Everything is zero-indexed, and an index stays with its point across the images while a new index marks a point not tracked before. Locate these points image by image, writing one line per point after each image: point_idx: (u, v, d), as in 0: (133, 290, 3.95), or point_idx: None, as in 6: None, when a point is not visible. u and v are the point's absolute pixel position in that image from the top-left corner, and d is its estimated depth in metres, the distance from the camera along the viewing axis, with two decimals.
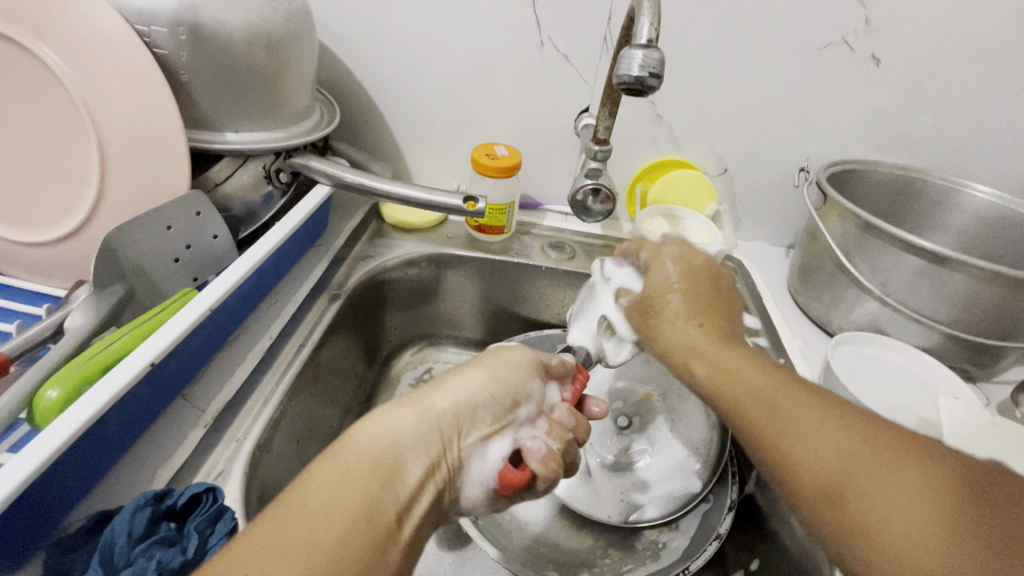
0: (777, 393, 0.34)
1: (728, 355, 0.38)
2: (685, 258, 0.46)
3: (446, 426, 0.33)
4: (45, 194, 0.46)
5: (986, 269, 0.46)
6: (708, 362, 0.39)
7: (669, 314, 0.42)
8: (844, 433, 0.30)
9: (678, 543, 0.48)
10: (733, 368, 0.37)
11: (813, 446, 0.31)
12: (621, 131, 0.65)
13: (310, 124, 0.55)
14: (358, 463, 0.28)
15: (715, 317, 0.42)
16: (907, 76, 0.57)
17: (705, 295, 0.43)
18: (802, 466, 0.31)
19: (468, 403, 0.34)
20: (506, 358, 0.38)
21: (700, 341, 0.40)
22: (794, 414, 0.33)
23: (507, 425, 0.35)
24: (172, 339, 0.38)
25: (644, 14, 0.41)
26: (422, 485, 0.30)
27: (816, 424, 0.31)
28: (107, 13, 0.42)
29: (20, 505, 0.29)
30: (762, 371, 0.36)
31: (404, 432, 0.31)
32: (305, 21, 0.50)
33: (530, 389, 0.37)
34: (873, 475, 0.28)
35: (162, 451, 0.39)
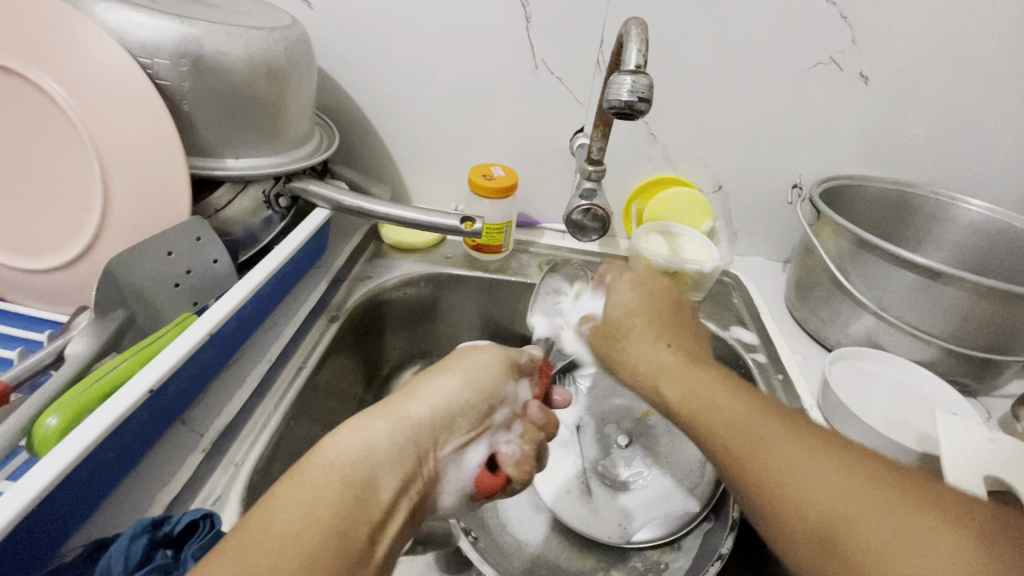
0: (752, 424, 0.35)
1: (708, 386, 0.39)
2: (641, 285, 0.48)
3: (423, 438, 0.33)
4: (49, 223, 0.47)
5: (979, 283, 0.46)
6: (681, 389, 0.40)
7: (630, 341, 0.45)
8: (822, 465, 0.31)
9: (680, 563, 0.49)
10: (715, 401, 0.37)
11: (798, 485, 0.31)
12: (616, 150, 0.66)
13: (310, 149, 0.57)
14: (328, 483, 0.28)
15: (674, 336, 0.44)
16: (896, 93, 0.58)
17: (655, 316, 0.46)
18: (797, 504, 0.30)
19: (445, 413, 0.35)
20: (477, 362, 0.39)
21: (670, 370, 0.41)
22: (772, 451, 0.33)
23: (483, 427, 0.37)
24: (172, 364, 0.38)
25: (632, 41, 0.42)
26: (397, 499, 0.30)
27: (804, 461, 0.31)
28: (111, 47, 0.43)
29: (18, 535, 0.30)
30: (733, 401, 0.37)
31: (376, 444, 0.31)
32: (304, 51, 0.52)
33: (504, 392, 0.39)
34: (866, 518, 0.28)
35: (160, 477, 0.39)
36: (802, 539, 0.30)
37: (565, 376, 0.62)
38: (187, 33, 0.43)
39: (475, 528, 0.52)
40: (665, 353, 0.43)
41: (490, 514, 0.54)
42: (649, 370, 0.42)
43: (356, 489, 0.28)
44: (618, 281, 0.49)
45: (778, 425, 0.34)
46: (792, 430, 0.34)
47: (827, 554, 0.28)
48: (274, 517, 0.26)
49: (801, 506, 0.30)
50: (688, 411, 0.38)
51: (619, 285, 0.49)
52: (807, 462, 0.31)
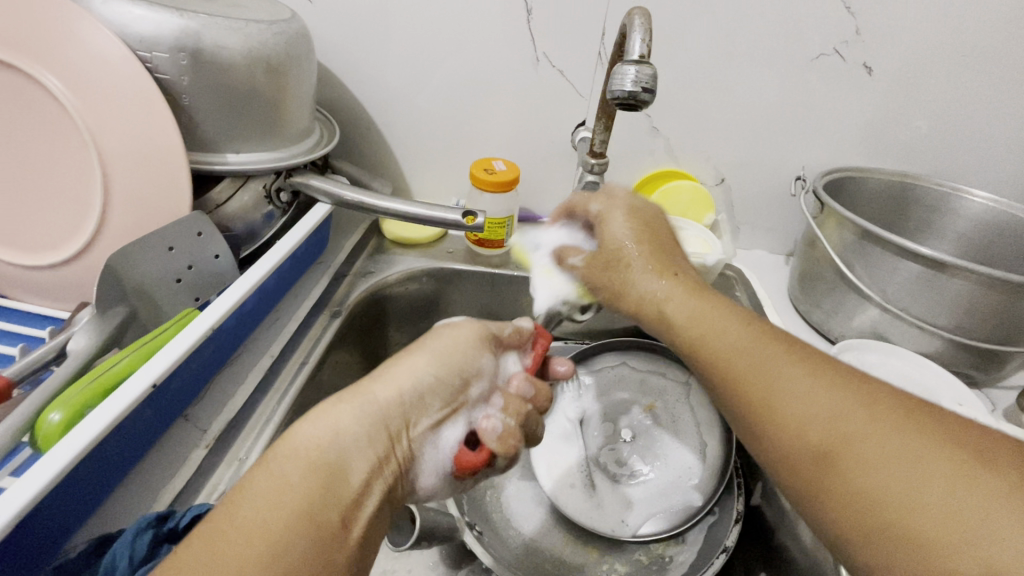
0: (749, 347, 0.36)
1: (708, 310, 0.40)
2: (633, 210, 0.48)
3: (393, 419, 0.33)
4: (48, 219, 0.47)
5: (985, 274, 0.46)
6: (687, 311, 0.41)
7: (629, 268, 0.45)
8: (825, 388, 0.32)
9: (685, 556, 0.49)
10: (714, 324, 0.39)
11: (797, 410, 0.32)
12: (618, 144, 0.66)
13: (310, 143, 0.56)
14: (296, 470, 0.28)
15: (673, 267, 0.44)
16: (899, 84, 0.58)
17: (654, 240, 0.46)
18: (800, 431, 0.31)
19: (413, 394, 0.34)
20: (449, 338, 0.37)
21: (670, 296, 0.43)
22: (777, 377, 0.34)
23: (456, 403, 0.36)
24: (173, 360, 0.38)
25: (636, 31, 0.41)
26: (372, 479, 0.30)
27: (803, 389, 0.32)
28: (109, 40, 0.42)
29: (23, 530, 0.29)
30: (739, 330, 0.38)
31: (345, 428, 0.30)
32: (304, 44, 0.51)
33: (480, 366, 0.38)
34: (862, 439, 0.29)
35: (165, 473, 0.39)
36: (801, 458, 0.31)
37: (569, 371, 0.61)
38: (186, 26, 0.43)
39: (479, 522, 0.52)
40: (663, 281, 0.43)
41: (494, 508, 0.54)
42: (645, 300, 0.44)
43: (327, 472, 0.28)
44: (613, 206, 0.48)
45: (780, 349, 0.35)
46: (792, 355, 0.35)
47: (820, 469, 0.30)
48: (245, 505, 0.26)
49: (805, 431, 0.31)
50: (687, 325, 0.41)
51: (610, 216, 0.48)
52: (809, 389, 0.32)
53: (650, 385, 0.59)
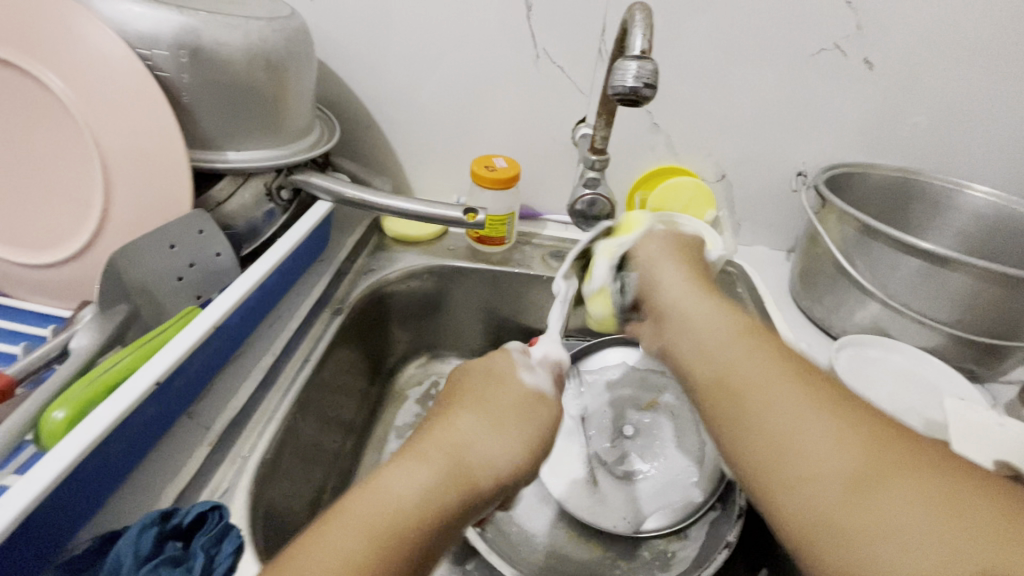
0: (759, 371, 0.32)
1: (711, 325, 0.36)
2: (676, 255, 0.44)
3: (480, 485, 0.31)
4: (50, 217, 0.47)
5: (986, 268, 0.46)
6: (691, 326, 0.37)
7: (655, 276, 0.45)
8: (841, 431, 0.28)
9: (687, 552, 0.49)
10: (710, 340, 0.35)
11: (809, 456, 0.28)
12: (618, 140, 0.66)
13: (311, 141, 0.56)
14: (365, 543, 0.27)
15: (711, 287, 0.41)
16: (899, 79, 0.58)
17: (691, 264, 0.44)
18: (794, 463, 0.28)
19: (505, 460, 0.32)
20: (528, 392, 0.37)
21: (686, 301, 0.39)
22: (787, 411, 0.30)
23: (534, 429, 0.35)
24: (176, 358, 0.38)
25: (637, 26, 0.41)
26: (451, 523, 0.30)
27: (792, 408, 0.29)
28: (109, 38, 0.42)
29: (27, 527, 0.30)
30: (744, 348, 0.34)
31: (424, 500, 0.29)
32: (304, 41, 0.51)
33: (557, 421, 0.37)
34: (861, 475, 0.26)
35: (168, 470, 0.39)
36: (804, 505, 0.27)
37: (571, 368, 0.61)
38: (185, 24, 0.43)
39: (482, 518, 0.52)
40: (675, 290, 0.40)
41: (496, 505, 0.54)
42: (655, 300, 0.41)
43: (400, 522, 0.28)
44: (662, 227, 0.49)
45: (790, 376, 0.31)
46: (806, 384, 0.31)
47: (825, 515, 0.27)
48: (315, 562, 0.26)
49: (796, 457, 0.28)
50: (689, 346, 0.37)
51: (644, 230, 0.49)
52: (817, 438, 0.28)
53: (655, 380, 0.59)
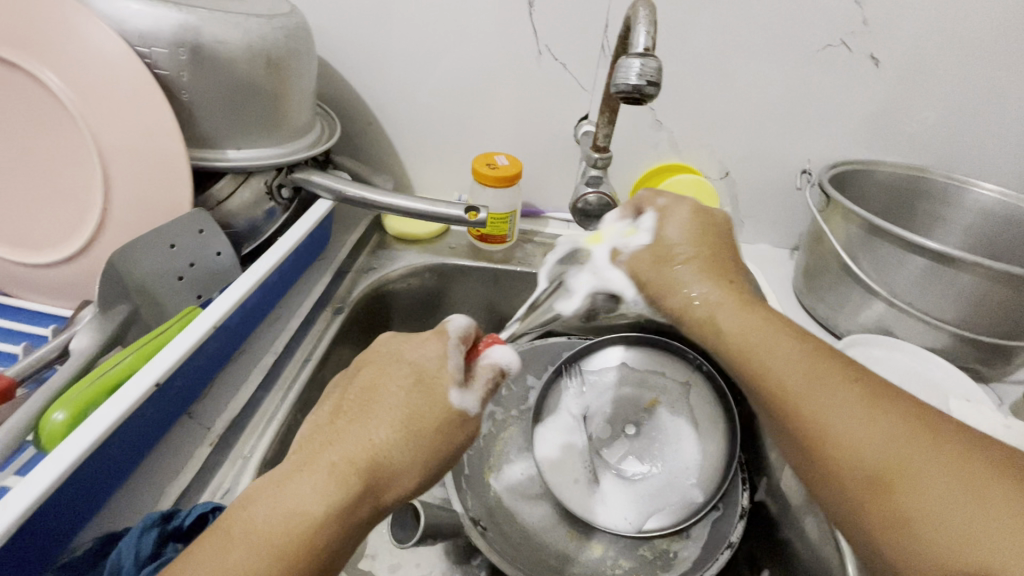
0: (807, 377, 0.35)
1: (757, 319, 0.39)
2: (700, 214, 0.45)
3: (361, 462, 0.30)
4: (50, 217, 0.47)
5: (993, 268, 0.45)
6: (733, 318, 0.40)
7: (682, 274, 0.43)
8: (878, 422, 0.31)
9: (689, 551, 0.49)
10: (744, 327, 0.39)
11: (854, 438, 0.31)
12: (621, 138, 0.65)
13: (312, 139, 0.56)
14: (257, 537, 0.27)
15: (726, 276, 0.42)
16: (906, 76, 0.57)
17: (712, 249, 0.43)
18: (852, 458, 0.31)
19: (382, 432, 0.32)
20: (387, 361, 0.35)
21: (721, 308, 0.40)
22: (828, 401, 0.33)
23: (431, 407, 0.33)
24: (177, 358, 0.38)
25: (640, 23, 0.41)
26: (354, 507, 0.29)
27: (829, 394, 0.33)
28: (107, 36, 0.42)
29: (28, 530, 0.29)
30: (772, 334, 0.38)
31: (306, 492, 0.29)
32: (305, 38, 0.51)
33: (449, 373, 0.35)
34: (909, 461, 0.29)
35: (169, 471, 0.39)
36: (855, 490, 0.31)
37: (572, 367, 0.61)
38: (185, 21, 0.43)
39: (484, 518, 0.52)
40: (718, 291, 0.41)
41: (497, 504, 0.54)
42: (686, 308, 0.42)
43: (305, 524, 0.28)
44: (678, 204, 0.45)
45: (830, 374, 0.34)
46: (850, 382, 0.34)
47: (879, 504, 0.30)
48: (202, 566, 0.26)
49: (858, 454, 0.31)
50: (737, 342, 0.39)
51: (676, 211, 0.45)
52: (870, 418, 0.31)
53: (659, 378, 0.59)
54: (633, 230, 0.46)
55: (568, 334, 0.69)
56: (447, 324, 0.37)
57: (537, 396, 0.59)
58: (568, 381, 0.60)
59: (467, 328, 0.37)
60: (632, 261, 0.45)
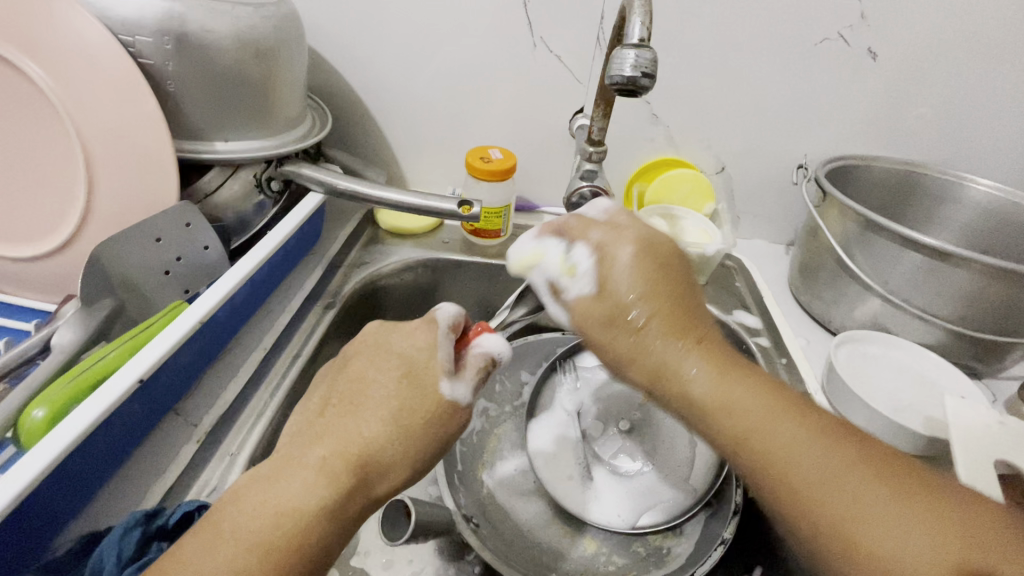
0: (863, 507, 0.28)
1: (731, 379, 0.34)
2: (644, 253, 0.38)
3: (351, 454, 0.30)
4: (32, 209, 0.46)
5: (990, 265, 0.45)
6: (716, 384, 0.34)
7: (645, 335, 0.36)
8: (906, 519, 0.27)
9: (683, 548, 0.49)
10: (732, 396, 0.33)
11: (889, 552, 0.26)
12: (617, 132, 0.65)
13: (302, 132, 0.55)
14: (244, 534, 0.27)
15: (693, 331, 0.36)
16: (904, 71, 0.57)
17: (672, 299, 0.37)
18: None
19: (373, 423, 0.31)
20: (380, 351, 0.35)
21: (700, 378, 0.34)
22: (843, 495, 0.28)
23: (424, 399, 0.33)
24: (162, 354, 0.37)
25: (636, 14, 0.40)
26: (345, 501, 0.29)
27: (857, 487, 0.28)
28: (90, 24, 0.41)
29: (7, 530, 0.29)
30: (765, 402, 0.33)
31: (294, 486, 0.28)
32: (295, 28, 0.50)
33: (440, 360, 0.34)
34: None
35: (154, 469, 0.38)
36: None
37: (566, 364, 0.61)
38: (170, 9, 0.42)
39: (477, 515, 0.51)
40: (695, 355, 0.35)
41: (490, 500, 0.53)
42: (670, 373, 0.35)
43: (295, 521, 0.27)
44: (618, 237, 0.39)
45: (842, 454, 0.30)
46: (860, 463, 0.29)
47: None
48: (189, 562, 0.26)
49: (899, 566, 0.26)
50: (722, 416, 0.33)
51: (615, 248, 0.39)
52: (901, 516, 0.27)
53: None
54: (569, 266, 0.40)
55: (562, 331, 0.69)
56: (435, 313, 0.37)
57: (532, 391, 0.59)
58: (562, 377, 0.61)
59: (456, 316, 0.38)
60: (578, 306, 0.39)
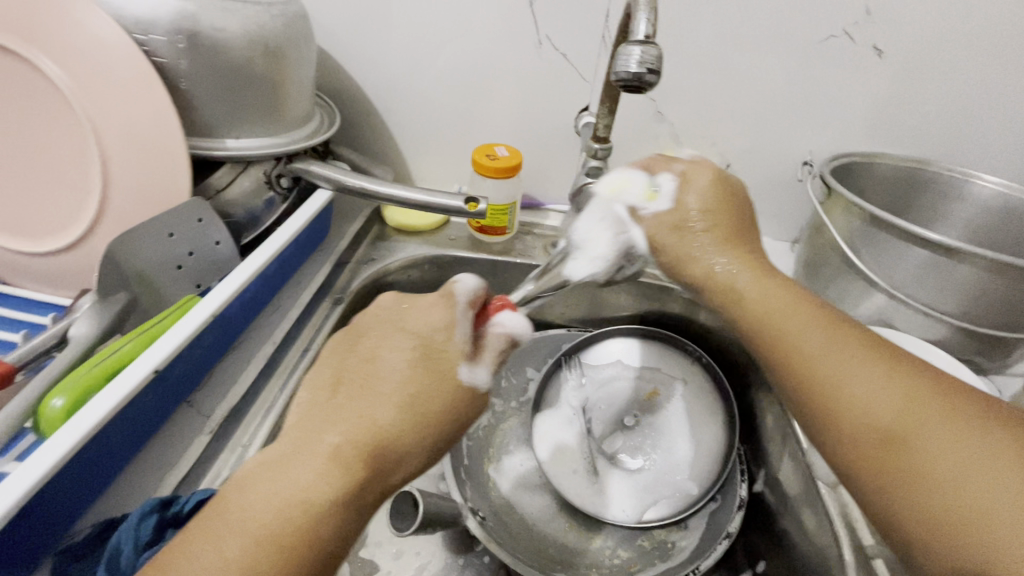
0: (839, 361, 0.34)
1: (770, 283, 0.40)
2: (721, 179, 0.44)
3: (363, 445, 0.30)
4: (48, 205, 0.47)
5: (995, 260, 0.45)
6: (751, 283, 0.41)
7: (703, 243, 0.42)
8: (896, 386, 0.32)
9: (687, 542, 0.50)
10: (753, 288, 0.40)
11: (871, 414, 0.32)
12: (622, 128, 0.65)
13: (311, 129, 0.55)
14: (255, 527, 0.27)
15: (745, 246, 0.43)
16: (910, 66, 0.57)
17: (732, 223, 0.43)
18: (866, 421, 0.32)
19: (385, 413, 0.31)
20: (386, 335, 0.35)
21: (740, 277, 0.41)
22: (839, 365, 0.34)
23: (437, 385, 0.33)
24: (175, 347, 0.38)
25: (641, 10, 0.40)
26: (357, 492, 0.29)
27: (848, 362, 0.34)
28: (105, 23, 0.42)
29: (28, 515, 0.30)
30: (791, 299, 0.39)
31: (303, 480, 0.28)
32: (304, 26, 0.50)
33: (452, 349, 0.34)
34: (929, 429, 0.30)
35: (168, 459, 0.39)
36: (869, 447, 0.32)
37: (572, 359, 0.60)
38: (183, 8, 0.42)
39: (484, 508, 0.52)
40: (736, 260, 0.42)
41: (496, 494, 0.53)
42: (710, 278, 0.42)
43: (306, 513, 0.28)
44: (700, 167, 0.44)
45: (852, 341, 0.35)
46: (870, 351, 0.34)
47: (890, 463, 0.31)
48: (198, 561, 0.26)
49: (870, 416, 0.32)
50: (748, 301, 0.40)
51: (697, 174, 0.44)
52: (881, 377, 0.33)
53: (660, 370, 0.59)
54: (655, 186, 0.44)
55: (568, 327, 0.69)
56: (455, 287, 0.37)
57: (537, 387, 0.59)
58: (568, 373, 0.60)
59: (476, 290, 0.37)
60: (650, 221, 0.44)
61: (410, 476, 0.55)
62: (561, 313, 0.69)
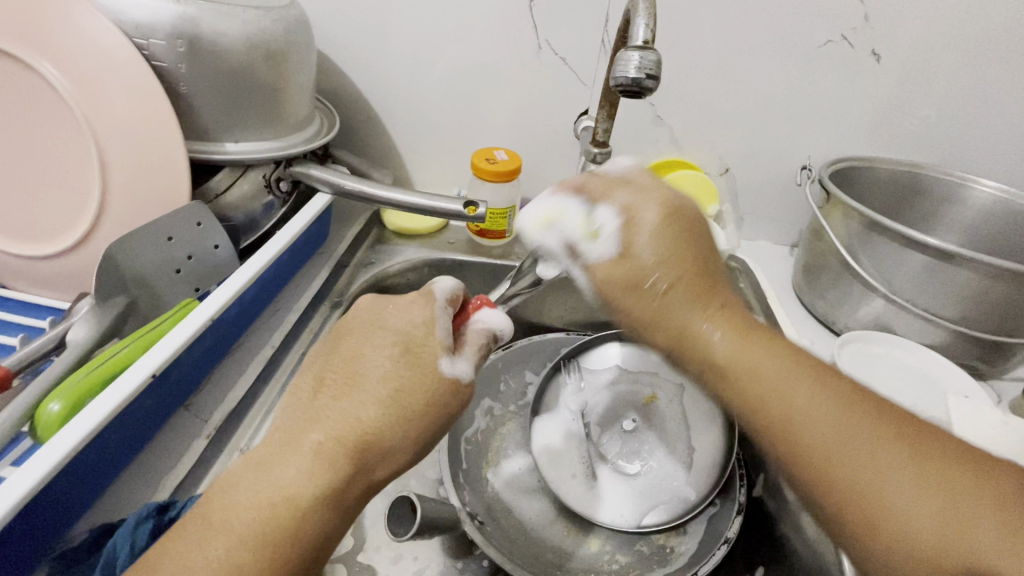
0: (859, 453, 0.31)
1: (752, 343, 0.36)
2: (667, 217, 0.39)
3: (346, 442, 0.30)
4: (46, 210, 0.47)
5: (993, 265, 0.45)
6: (739, 349, 0.36)
7: (670, 301, 0.38)
8: (924, 490, 0.29)
9: (686, 546, 0.50)
10: (743, 360, 0.36)
11: (903, 512, 0.29)
12: (621, 133, 0.65)
13: (310, 133, 0.55)
14: (237, 527, 0.27)
15: (716, 299, 0.38)
16: (908, 72, 0.57)
17: (695, 268, 0.38)
18: (898, 529, 0.29)
19: (367, 410, 0.31)
20: (364, 332, 0.35)
21: (737, 353, 0.36)
22: (862, 462, 0.31)
23: (421, 379, 0.33)
24: (173, 351, 0.38)
25: (640, 16, 0.41)
26: (341, 489, 0.29)
27: (872, 460, 0.31)
28: (104, 27, 0.42)
29: (23, 521, 0.30)
30: (791, 371, 0.35)
31: (286, 479, 0.28)
32: (304, 30, 0.50)
33: (434, 344, 0.34)
34: (972, 545, 0.27)
35: (165, 464, 0.39)
36: (906, 561, 0.29)
37: (570, 364, 0.61)
38: (183, 12, 0.42)
39: (482, 512, 0.52)
40: (714, 321, 0.37)
41: (494, 498, 0.53)
42: (684, 339, 0.38)
43: (290, 511, 0.28)
44: (645, 199, 0.39)
45: (866, 426, 0.32)
46: (883, 437, 0.31)
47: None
48: (183, 556, 0.26)
49: (905, 529, 0.29)
50: (739, 375, 0.36)
51: (641, 211, 0.39)
52: (910, 475, 0.30)
53: (660, 374, 0.59)
54: (592, 226, 0.40)
55: (566, 331, 0.69)
56: (432, 288, 0.37)
57: (536, 392, 0.59)
58: (566, 377, 0.60)
59: (455, 290, 0.38)
60: (598, 270, 0.39)
61: (409, 480, 0.55)
62: (560, 316, 0.69)
